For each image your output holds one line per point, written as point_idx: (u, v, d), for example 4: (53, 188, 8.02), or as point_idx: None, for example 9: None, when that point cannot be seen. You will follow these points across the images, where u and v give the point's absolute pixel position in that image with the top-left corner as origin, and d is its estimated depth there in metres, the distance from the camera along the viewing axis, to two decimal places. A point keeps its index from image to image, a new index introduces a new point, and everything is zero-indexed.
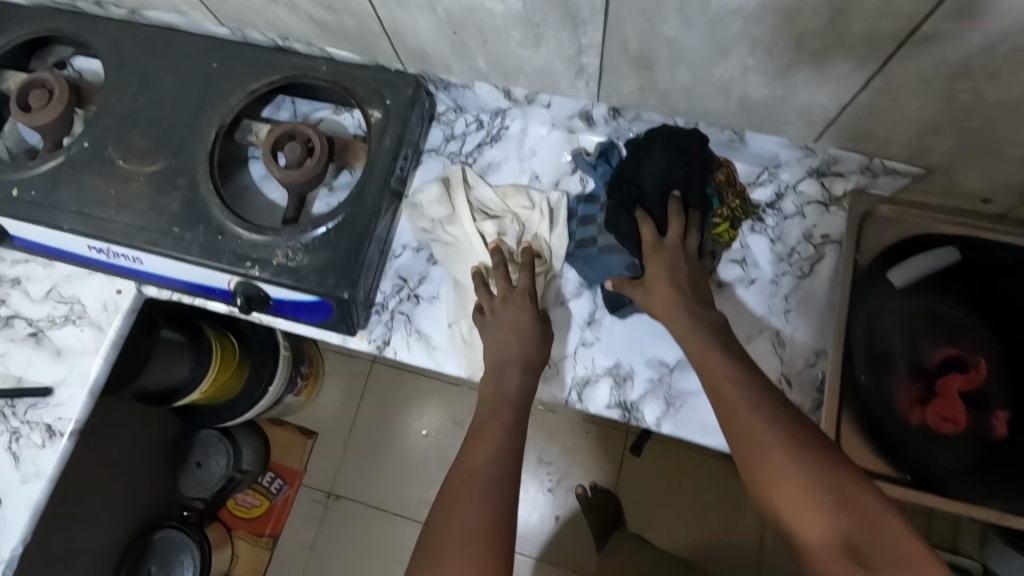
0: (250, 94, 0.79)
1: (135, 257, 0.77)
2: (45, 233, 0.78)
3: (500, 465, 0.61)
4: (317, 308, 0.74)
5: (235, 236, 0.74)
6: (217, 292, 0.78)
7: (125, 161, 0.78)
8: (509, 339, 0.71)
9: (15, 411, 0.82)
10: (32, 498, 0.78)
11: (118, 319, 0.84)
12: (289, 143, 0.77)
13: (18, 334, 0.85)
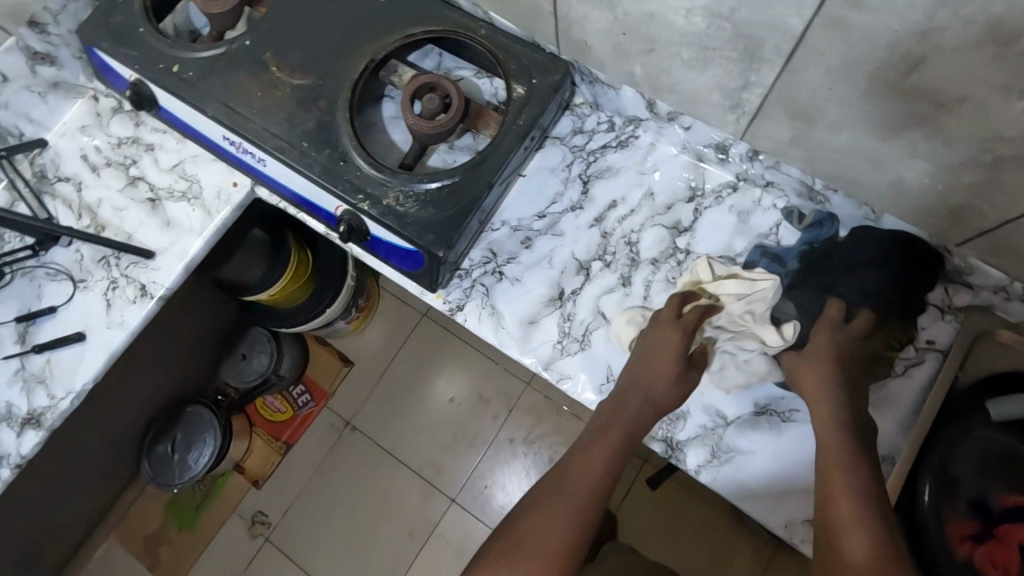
0: (407, 37, 0.81)
1: (260, 158, 0.81)
2: (190, 113, 0.84)
3: (600, 485, 0.63)
4: (410, 257, 0.77)
5: (356, 167, 0.77)
6: (323, 213, 0.82)
7: (277, 69, 0.82)
8: (661, 382, 0.69)
9: (119, 262, 0.88)
10: (111, 345, 0.85)
11: (227, 209, 0.89)
12: (430, 93, 0.79)
13: (139, 195, 0.91)
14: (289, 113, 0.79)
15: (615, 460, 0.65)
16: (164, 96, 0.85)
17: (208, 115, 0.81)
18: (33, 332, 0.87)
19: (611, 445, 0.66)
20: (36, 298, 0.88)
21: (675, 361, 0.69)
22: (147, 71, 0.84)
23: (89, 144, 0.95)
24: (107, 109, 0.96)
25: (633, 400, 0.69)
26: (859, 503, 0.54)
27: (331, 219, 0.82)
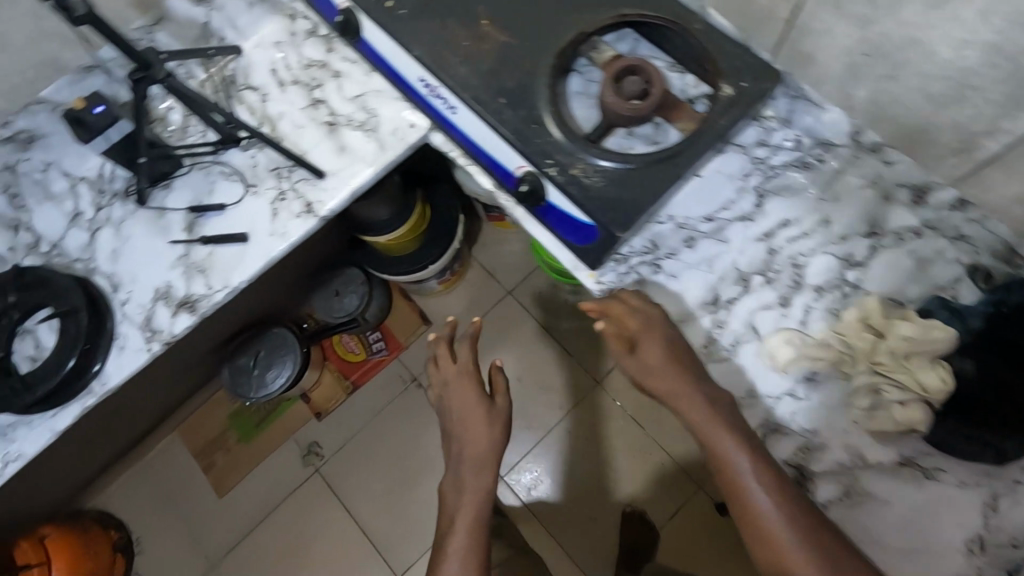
0: (621, 17, 0.81)
1: (452, 105, 0.83)
2: (392, 49, 0.86)
3: (477, 525, 0.87)
4: (583, 230, 0.77)
5: (547, 132, 0.78)
6: (500, 170, 0.83)
7: (487, 22, 0.83)
8: (482, 439, 0.93)
9: (290, 176, 0.92)
10: (271, 251, 0.89)
11: (401, 146, 0.91)
12: (633, 76, 0.79)
13: (319, 117, 0.95)
14: (492, 67, 0.81)
15: (473, 521, 0.87)
16: (370, 29, 0.88)
17: (412, 54, 0.83)
18: (200, 224, 0.91)
19: (477, 489, 0.89)
20: (208, 192, 0.92)
21: (482, 413, 0.95)
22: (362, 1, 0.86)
23: (280, 59, 0.98)
24: (301, 30, 0.99)
25: (472, 475, 0.90)
26: (745, 468, 0.66)
27: (506, 177, 0.83)
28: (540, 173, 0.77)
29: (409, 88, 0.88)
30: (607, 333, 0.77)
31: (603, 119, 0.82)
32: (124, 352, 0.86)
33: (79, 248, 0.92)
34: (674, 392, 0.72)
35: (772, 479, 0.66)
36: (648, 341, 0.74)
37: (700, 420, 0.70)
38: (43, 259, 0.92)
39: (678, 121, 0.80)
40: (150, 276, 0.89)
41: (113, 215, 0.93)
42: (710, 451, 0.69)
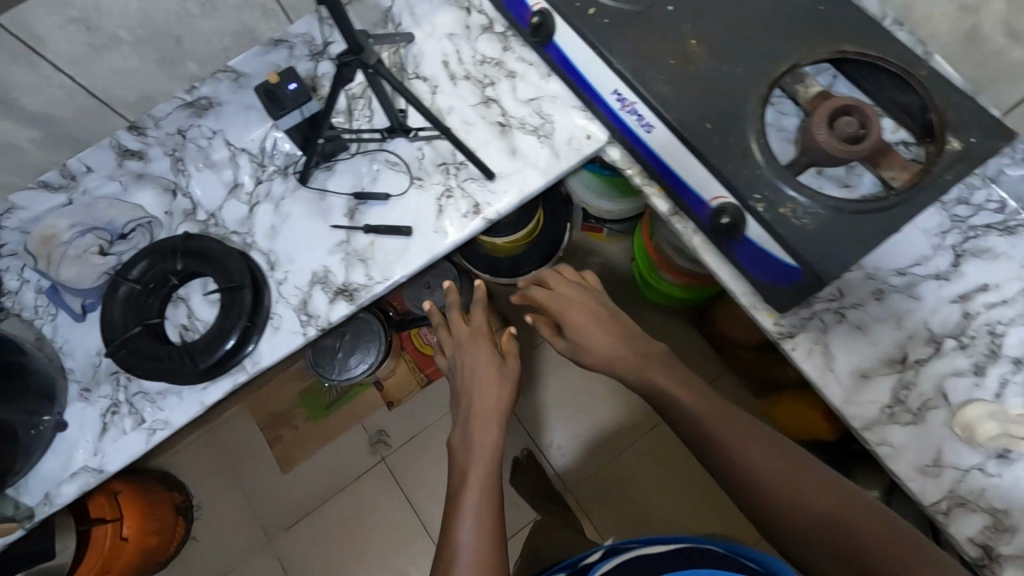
0: (839, 53, 0.78)
1: (648, 124, 0.81)
2: (588, 59, 0.84)
3: (490, 480, 0.79)
4: (780, 272, 0.74)
5: (756, 165, 0.74)
6: (690, 197, 0.80)
7: (696, 42, 0.80)
8: (491, 395, 0.89)
9: (458, 173, 0.90)
10: (434, 250, 0.87)
11: (577, 157, 0.89)
12: (849, 117, 0.76)
13: (490, 117, 0.92)
14: (699, 91, 0.78)
15: (487, 476, 0.79)
16: (564, 35, 0.85)
17: (613, 66, 0.81)
18: (362, 212, 0.89)
19: (485, 448, 0.82)
20: (372, 181, 0.91)
21: (494, 365, 0.92)
22: (563, 5, 0.84)
23: (452, 51, 0.96)
24: (476, 24, 0.97)
25: (482, 428, 0.85)
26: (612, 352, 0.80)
27: (696, 205, 0.80)
28: (743, 207, 0.74)
29: (598, 100, 0.85)
30: (551, 312, 0.87)
31: (806, 157, 0.79)
32: (277, 333, 0.85)
33: (238, 221, 0.91)
34: (589, 318, 0.84)
35: (688, 392, 0.74)
36: (563, 292, 0.87)
37: (614, 351, 0.81)
38: (200, 228, 0.91)
39: (887, 169, 0.77)
40: (308, 258, 0.88)
41: (272, 191, 0.91)
42: (680, 402, 0.73)
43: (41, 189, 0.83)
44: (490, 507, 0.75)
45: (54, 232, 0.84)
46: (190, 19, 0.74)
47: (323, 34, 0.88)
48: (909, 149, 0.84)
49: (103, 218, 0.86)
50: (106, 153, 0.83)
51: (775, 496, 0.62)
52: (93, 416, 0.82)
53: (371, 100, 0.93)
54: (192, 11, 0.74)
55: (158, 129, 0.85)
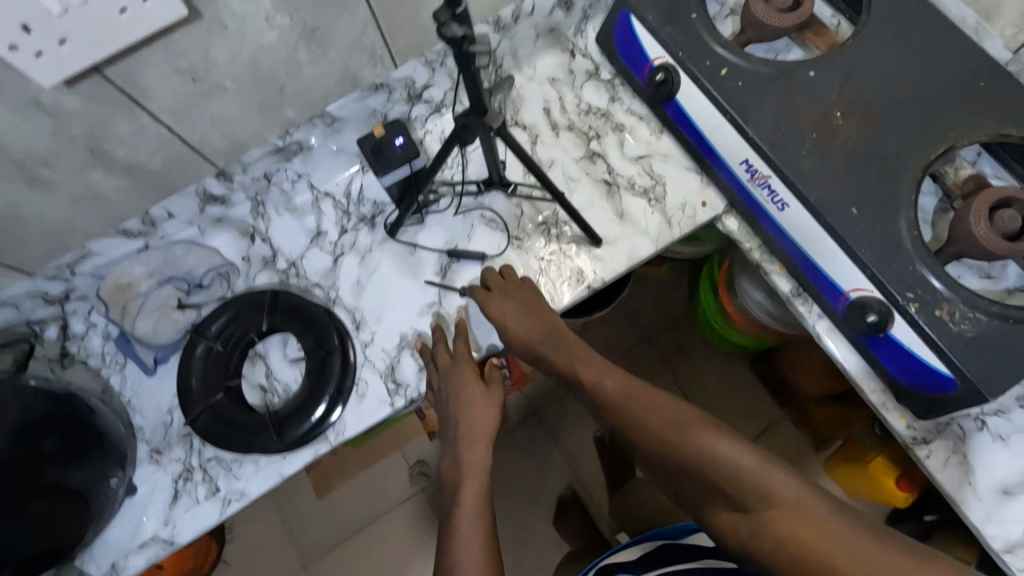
0: (1002, 136, 0.71)
1: (781, 200, 0.74)
2: (715, 123, 0.77)
3: (480, 503, 0.65)
4: (930, 379, 0.68)
5: (908, 259, 0.68)
6: (823, 284, 0.74)
7: (841, 115, 0.73)
8: (480, 409, 0.73)
9: (560, 236, 0.84)
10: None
11: (690, 225, 0.82)
12: (1009, 211, 0.69)
13: (595, 174, 0.86)
14: (844, 169, 0.71)
15: (479, 505, 0.65)
16: (689, 93, 0.79)
17: (746, 134, 0.74)
18: (455, 271, 0.84)
19: (477, 491, 0.66)
20: (467, 237, 0.84)
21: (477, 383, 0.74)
22: (692, 63, 0.77)
23: (555, 100, 0.90)
24: (581, 69, 0.90)
25: (470, 453, 0.69)
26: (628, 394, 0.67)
27: (831, 294, 0.73)
28: (893, 304, 0.67)
29: (722, 167, 0.78)
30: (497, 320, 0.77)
31: (955, 248, 0.72)
32: (365, 400, 0.79)
33: (321, 273, 0.85)
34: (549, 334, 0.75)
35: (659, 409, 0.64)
36: (512, 306, 0.77)
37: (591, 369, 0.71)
38: (279, 278, 0.85)
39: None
40: (396, 318, 0.82)
41: (359, 241, 0.86)
42: (632, 407, 0.66)
43: (121, 236, 0.76)
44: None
45: (131, 282, 0.78)
46: (298, 66, 0.69)
47: (424, 77, 0.81)
48: None
49: (182, 267, 0.80)
50: (191, 199, 0.78)
51: (749, 495, 0.53)
52: (164, 482, 0.77)
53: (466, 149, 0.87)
54: (301, 58, 0.68)
55: (245, 174, 0.79)
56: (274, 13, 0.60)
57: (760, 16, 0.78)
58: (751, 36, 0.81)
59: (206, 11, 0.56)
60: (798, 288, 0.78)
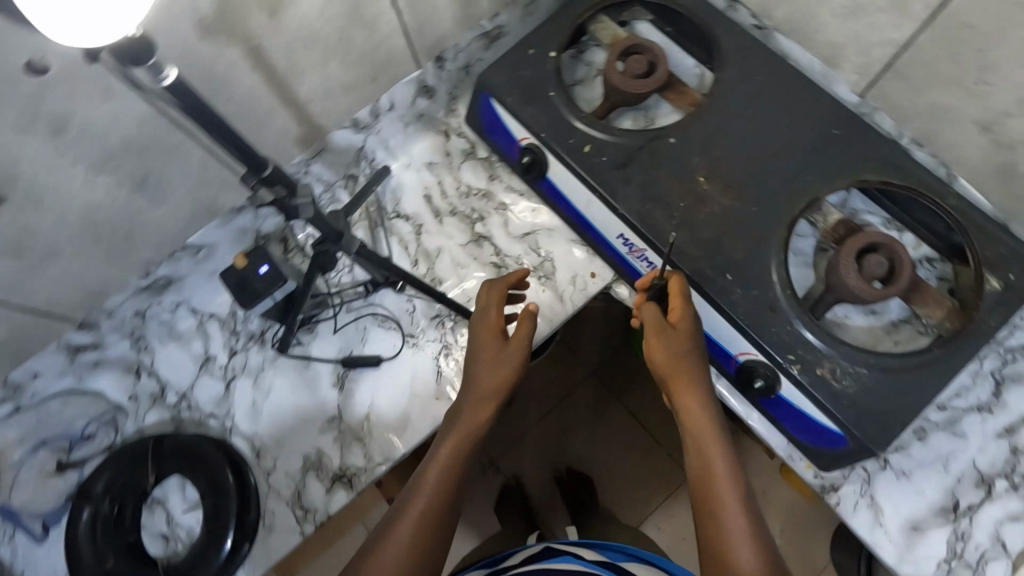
0: (858, 182, 0.72)
1: (661, 271, 0.74)
2: (587, 199, 0.77)
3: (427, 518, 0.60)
4: (824, 435, 0.68)
5: (787, 321, 0.68)
6: (713, 348, 0.74)
7: (706, 180, 0.73)
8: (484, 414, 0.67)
9: (455, 327, 0.82)
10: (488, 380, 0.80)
11: (581, 299, 0.82)
12: (875, 256, 0.70)
13: (483, 257, 0.85)
14: (714, 237, 0.72)
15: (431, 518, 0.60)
16: (558, 171, 0.78)
17: (616, 211, 0.74)
18: (353, 380, 0.81)
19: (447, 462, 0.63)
20: (361, 341, 0.82)
21: (491, 374, 0.68)
22: (556, 142, 0.76)
23: (435, 184, 0.88)
24: (457, 149, 0.88)
25: (462, 429, 0.66)
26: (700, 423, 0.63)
27: (723, 358, 0.73)
28: (779, 368, 0.67)
29: (602, 241, 0.78)
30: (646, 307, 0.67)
31: (832, 295, 0.73)
32: (273, 531, 0.76)
33: (213, 402, 0.81)
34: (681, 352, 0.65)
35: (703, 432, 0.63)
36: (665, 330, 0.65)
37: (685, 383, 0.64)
38: (171, 413, 0.81)
39: (918, 306, 0.70)
40: (297, 439, 0.79)
41: (250, 361, 0.82)
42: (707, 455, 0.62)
43: None
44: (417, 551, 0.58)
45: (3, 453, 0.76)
46: (142, 213, 0.67)
47: None
48: (934, 266, 0.78)
49: (59, 423, 0.78)
50: None
51: None
52: None
53: None
54: (142, 206, 0.66)
55: None
56: (93, 176, 0.59)
57: (615, 83, 0.79)
58: (613, 102, 0.82)
59: (12, 192, 0.54)
60: None
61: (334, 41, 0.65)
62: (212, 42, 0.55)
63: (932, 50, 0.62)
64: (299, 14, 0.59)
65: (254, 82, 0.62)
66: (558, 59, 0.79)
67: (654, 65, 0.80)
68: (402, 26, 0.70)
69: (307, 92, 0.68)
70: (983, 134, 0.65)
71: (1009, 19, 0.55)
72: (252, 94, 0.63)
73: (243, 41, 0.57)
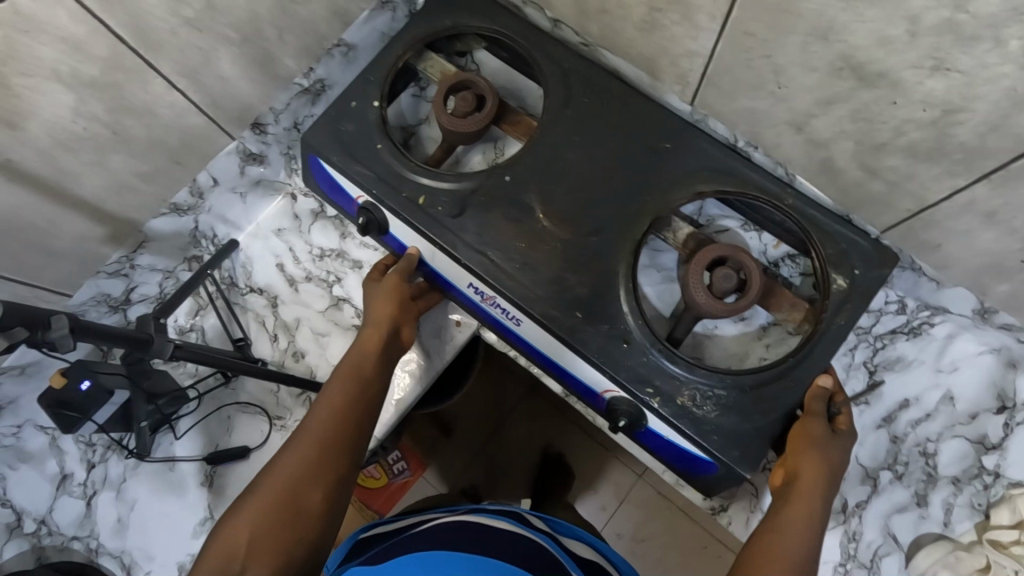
0: (696, 196, 0.69)
1: (513, 316, 0.71)
2: (431, 252, 0.73)
3: (321, 446, 0.60)
4: (697, 462, 0.66)
5: (642, 352, 0.65)
6: (580, 387, 0.72)
7: (546, 217, 0.70)
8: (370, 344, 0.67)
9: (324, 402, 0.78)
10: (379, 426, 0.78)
11: (449, 350, 0.80)
12: (722, 268, 0.66)
13: (344, 320, 0.81)
14: (559, 278, 0.68)
15: (327, 443, 0.60)
16: (398, 226, 0.74)
17: (457, 261, 0.70)
18: (222, 475, 0.77)
19: (339, 396, 0.63)
20: (226, 432, 0.78)
21: (391, 294, 0.72)
22: (386, 198, 0.72)
23: (287, 250, 0.83)
24: (305, 211, 0.84)
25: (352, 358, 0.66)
26: (810, 495, 0.60)
27: (592, 395, 0.71)
28: (641, 402, 0.65)
29: (455, 291, 0.75)
30: (813, 398, 0.63)
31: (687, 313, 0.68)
32: None
33: (77, 523, 0.76)
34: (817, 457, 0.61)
35: (803, 503, 0.59)
36: (833, 441, 0.62)
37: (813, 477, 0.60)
38: (30, 543, 0.74)
39: (776, 310, 0.68)
40: (171, 549, 0.75)
41: (110, 473, 0.77)
42: (798, 509, 0.59)
43: None
44: (311, 464, 0.58)
45: None
46: None
47: (119, 285, 0.74)
48: (797, 262, 0.74)
49: None
50: None
51: None
52: None
53: (204, 332, 0.80)
54: None
55: None
56: None
57: (446, 127, 0.74)
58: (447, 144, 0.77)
59: None
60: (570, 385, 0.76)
61: (108, 136, 0.61)
62: None
63: (731, 59, 0.61)
64: (47, 120, 0.55)
65: (20, 196, 0.58)
66: (380, 109, 0.74)
67: (484, 101, 0.75)
68: (192, 104, 0.66)
69: (93, 192, 0.65)
70: (801, 136, 0.63)
71: (782, 26, 0.53)
72: (17, 210, 0.59)
73: None
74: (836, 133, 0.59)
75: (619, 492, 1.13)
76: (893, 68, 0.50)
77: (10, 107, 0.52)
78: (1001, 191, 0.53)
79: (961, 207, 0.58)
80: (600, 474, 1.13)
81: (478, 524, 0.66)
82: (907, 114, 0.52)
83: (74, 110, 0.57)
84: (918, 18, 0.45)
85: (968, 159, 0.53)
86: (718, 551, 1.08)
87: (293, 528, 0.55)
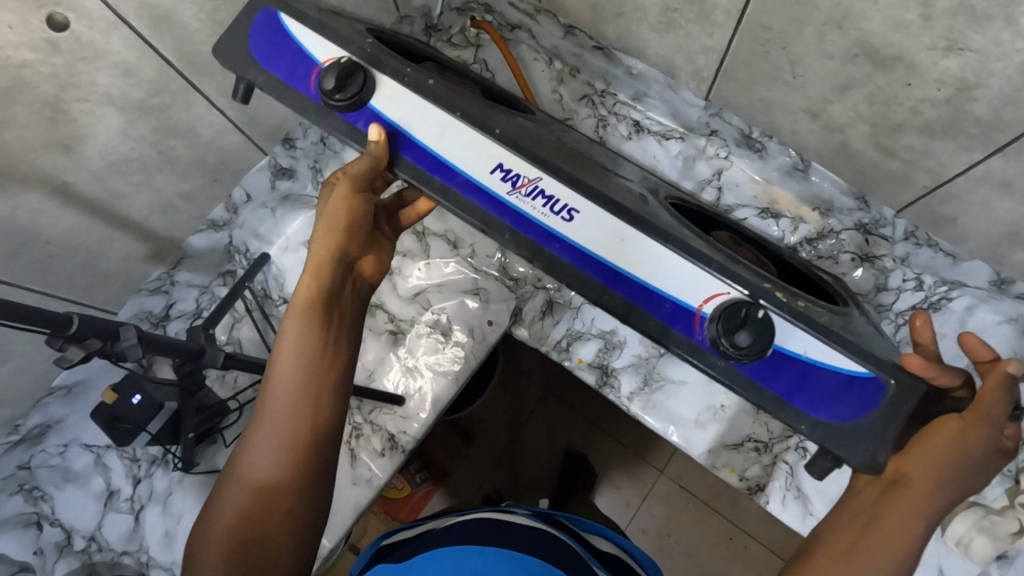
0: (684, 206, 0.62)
1: (565, 207, 0.51)
2: (443, 126, 0.52)
3: (281, 453, 0.47)
4: (849, 393, 0.46)
5: (736, 255, 0.51)
6: (664, 307, 0.49)
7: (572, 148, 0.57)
8: (319, 301, 0.49)
9: (361, 406, 0.81)
10: (416, 429, 0.80)
11: (482, 349, 0.81)
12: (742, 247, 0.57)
13: (378, 326, 0.83)
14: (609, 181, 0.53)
15: (288, 449, 0.47)
16: (394, 96, 0.53)
17: (488, 130, 0.52)
18: None
19: (294, 380, 0.48)
20: None
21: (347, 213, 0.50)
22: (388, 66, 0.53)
23: None
24: None
25: (296, 323, 0.48)
26: (918, 501, 0.43)
27: (676, 320, 0.49)
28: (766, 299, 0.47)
29: (472, 190, 0.52)
30: (992, 393, 0.45)
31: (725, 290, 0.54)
32: None
33: (126, 539, 0.77)
34: (958, 456, 0.43)
35: (912, 506, 0.43)
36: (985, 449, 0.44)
37: (923, 477, 0.43)
38: (81, 559, 0.76)
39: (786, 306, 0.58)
40: None
41: (156, 487, 0.78)
42: (893, 517, 0.43)
43: None
44: (272, 480, 0.46)
45: None
46: None
47: (159, 303, 0.76)
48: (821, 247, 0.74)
49: None
50: None
51: None
52: None
53: (241, 344, 0.80)
54: None
55: None
56: None
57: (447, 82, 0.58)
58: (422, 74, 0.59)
59: None
60: (602, 375, 0.79)
61: (153, 156, 0.65)
62: (6, 192, 0.55)
63: (745, 53, 0.64)
64: (100, 143, 0.59)
65: (73, 217, 0.62)
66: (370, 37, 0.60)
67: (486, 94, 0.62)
68: (229, 121, 0.70)
69: (140, 211, 0.69)
70: (816, 121, 0.66)
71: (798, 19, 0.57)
72: (72, 231, 0.63)
73: (43, 183, 0.58)
74: (851, 116, 0.62)
75: (640, 488, 1.12)
76: (910, 52, 0.52)
77: (67, 131, 0.56)
78: (1016, 161, 0.56)
79: (976, 180, 0.60)
80: (628, 471, 1.13)
81: (505, 522, 0.65)
82: (923, 95, 0.56)
83: (122, 130, 0.61)
84: (931, 3, 0.47)
85: (983, 134, 0.56)
86: (745, 541, 1.08)
87: (266, 572, 0.45)
